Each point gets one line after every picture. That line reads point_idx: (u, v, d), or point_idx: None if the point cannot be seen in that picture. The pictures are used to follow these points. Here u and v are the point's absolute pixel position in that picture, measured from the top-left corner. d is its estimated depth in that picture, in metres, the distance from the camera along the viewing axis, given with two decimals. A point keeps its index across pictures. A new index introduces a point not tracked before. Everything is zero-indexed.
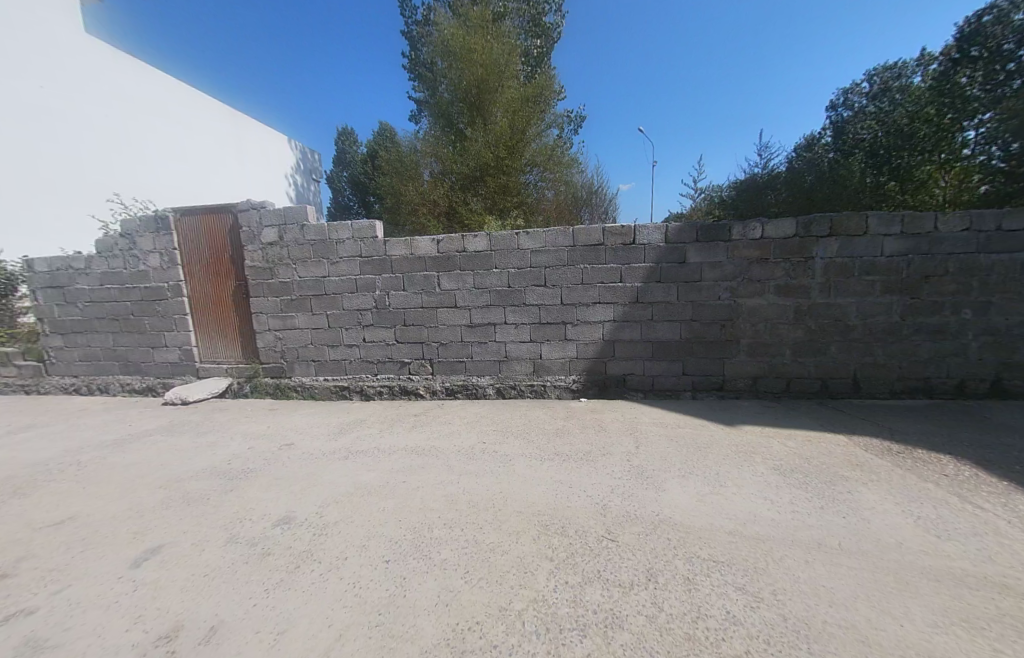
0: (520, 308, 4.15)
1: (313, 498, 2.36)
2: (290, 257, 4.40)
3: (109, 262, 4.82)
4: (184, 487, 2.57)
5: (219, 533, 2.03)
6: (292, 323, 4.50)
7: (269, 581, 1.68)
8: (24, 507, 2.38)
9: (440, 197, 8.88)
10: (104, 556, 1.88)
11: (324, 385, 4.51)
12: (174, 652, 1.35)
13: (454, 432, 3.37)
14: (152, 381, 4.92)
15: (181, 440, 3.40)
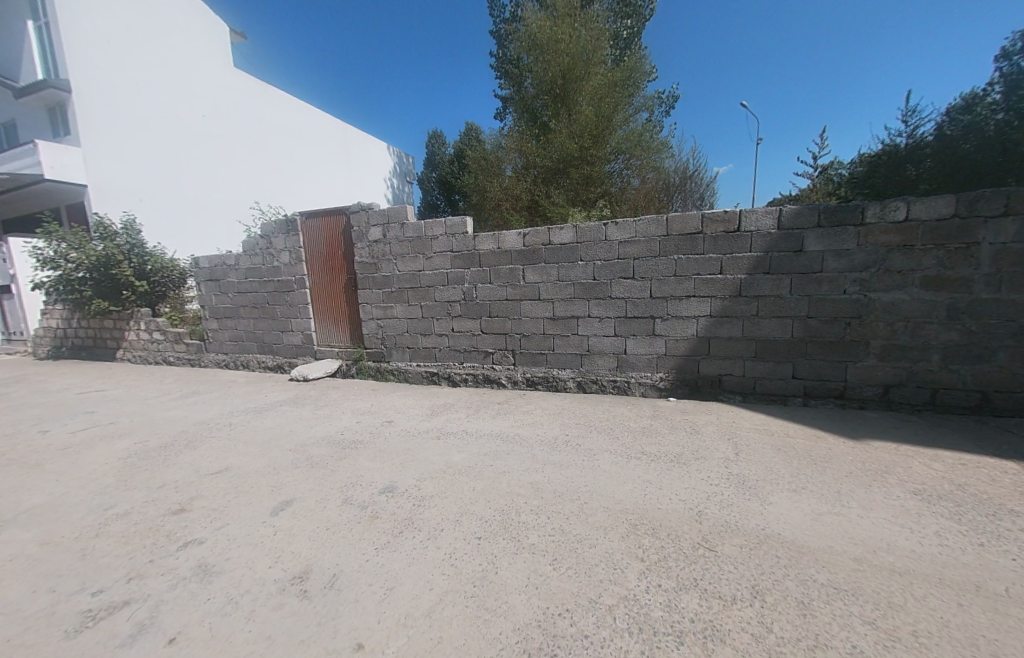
0: (605, 301, 4.02)
1: (411, 471, 2.60)
2: (391, 252, 4.84)
3: (252, 260, 5.81)
4: (309, 451, 3.02)
5: (336, 495, 2.35)
6: (392, 313, 4.95)
7: (379, 541, 1.89)
8: (199, 456, 3.02)
9: (523, 191, 8.99)
10: (252, 503, 2.30)
11: (417, 371, 4.90)
12: (308, 589, 1.61)
13: (536, 422, 3.42)
14: (281, 360, 5.85)
15: (305, 411, 3.99)
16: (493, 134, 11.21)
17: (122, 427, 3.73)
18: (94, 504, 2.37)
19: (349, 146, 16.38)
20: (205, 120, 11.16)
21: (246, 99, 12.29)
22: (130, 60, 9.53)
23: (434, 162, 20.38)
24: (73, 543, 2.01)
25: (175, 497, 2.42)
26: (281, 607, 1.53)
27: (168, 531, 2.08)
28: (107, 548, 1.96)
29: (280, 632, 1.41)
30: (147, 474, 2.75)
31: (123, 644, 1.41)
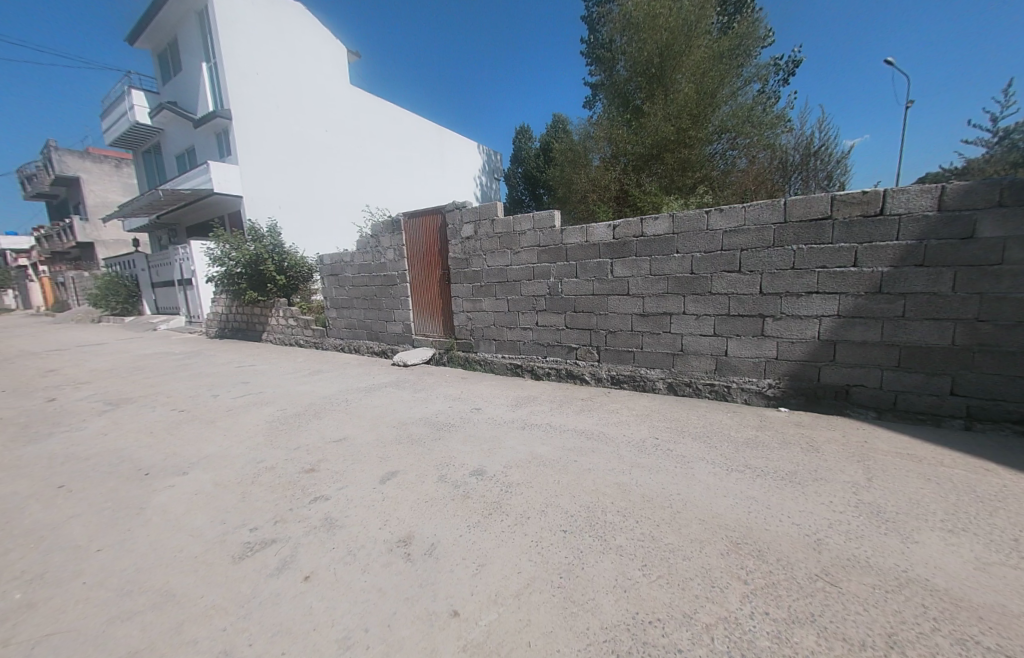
0: (703, 297, 3.70)
1: (499, 458, 2.71)
2: (481, 248, 5.05)
3: (363, 257, 6.54)
4: (409, 430, 3.32)
5: (433, 472, 2.56)
6: (480, 306, 5.18)
7: (471, 519, 2.02)
8: (322, 426, 3.52)
9: (612, 181, 8.57)
10: (365, 471, 2.63)
11: (503, 363, 5.06)
12: (411, 553, 1.79)
13: (623, 421, 3.30)
14: (385, 346, 6.52)
15: (405, 393, 4.40)
16: (581, 124, 11.09)
17: (267, 396, 4.51)
18: (249, 457, 2.93)
19: (444, 147, 17.39)
20: (327, 135, 12.81)
21: (360, 112, 13.77)
22: (274, 89, 11.38)
23: (520, 158, 20.64)
24: (236, 487, 2.51)
25: (306, 458, 2.86)
26: (391, 564, 1.73)
27: (301, 486, 2.48)
28: (259, 494, 2.41)
29: (388, 586, 1.60)
30: (285, 437, 3.29)
31: (273, 573, 1.73)
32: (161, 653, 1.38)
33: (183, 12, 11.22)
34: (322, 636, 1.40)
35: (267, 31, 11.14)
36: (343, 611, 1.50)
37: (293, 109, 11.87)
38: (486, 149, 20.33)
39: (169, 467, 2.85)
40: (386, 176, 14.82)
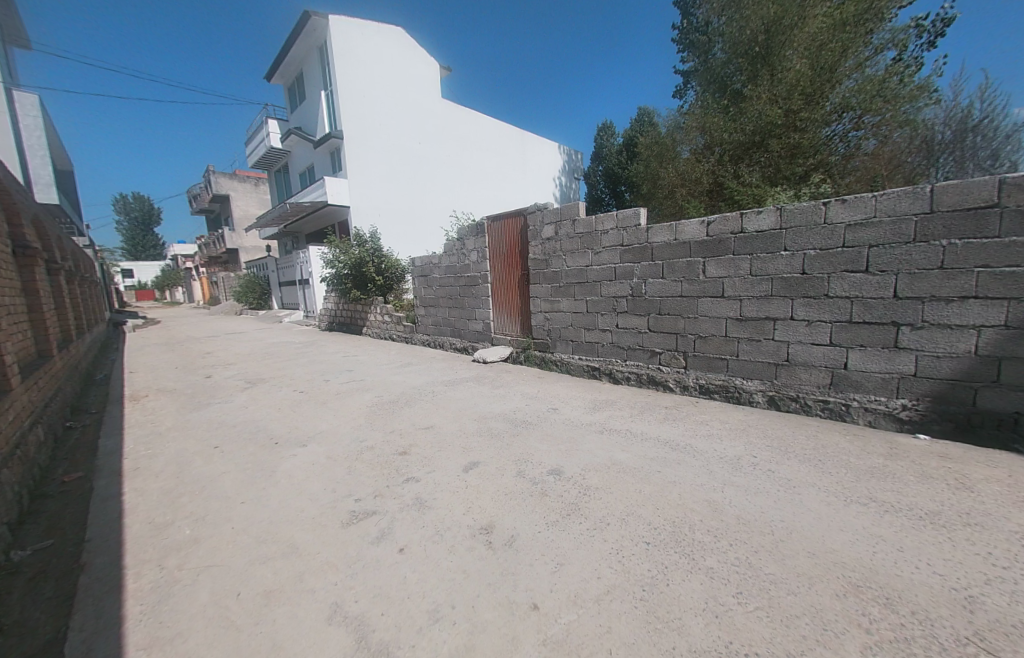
0: (817, 301, 3.25)
1: (577, 459, 2.69)
2: (561, 248, 5.04)
3: (449, 259, 6.95)
4: (489, 423, 3.46)
5: (512, 466, 2.63)
6: (559, 307, 5.17)
7: (550, 518, 2.04)
8: (412, 413, 3.83)
9: (704, 173, 8.07)
10: (449, 459, 2.79)
11: (579, 364, 4.99)
12: (493, 542, 1.87)
13: (713, 435, 3.04)
14: (466, 343, 6.83)
15: (485, 389, 4.57)
16: (670, 115, 10.50)
17: (366, 384, 5.04)
18: (352, 437, 3.30)
19: (526, 149, 17.64)
20: (421, 146, 13.81)
21: (450, 121, 14.58)
22: (376, 108, 12.63)
23: (601, 155, 20.15)
24: (342, 462, 2.85)
25: (399, 442, 3.14)
26: (474, 550, 1.82)
27: (395, 467, 2.73)
28: (360, 470, 2.71)
29: (472, 569, 1.69)
30: (381, 421, 3.65)
31: (373, 542, 1.93)
32: (288, 595, 1.63)
33: (308, 49, 12.99)
34: (414, 605, 1.53)
35: (372, 56, 12.39)
36: (432, 585, 1.62)
37: (393, 125, 13.04)
38: (568, 148, 20.23)
39: (291, 439, 3.33)
40: (473, 182, 15.52)
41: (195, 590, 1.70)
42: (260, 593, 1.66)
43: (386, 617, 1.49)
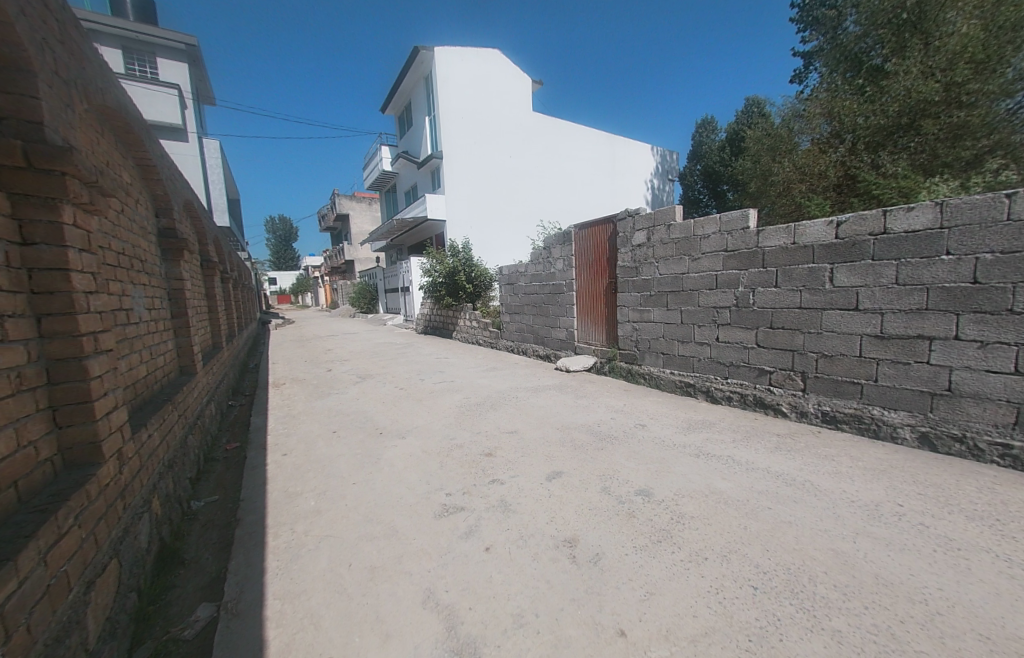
0: (995, 317, 2.60)
1: (668, 482, 2.51)
2: (654, 255, 4.78)
3: (535, 267, 7.05)
4: (572, 434, 3.41)
5: (598, 481, 2.55)
6: (649, 317, 4.90)
7: (638, 541, 1.93)
8: (497, 417, 3.94)
9: (831, 166, 6.90)
10: (533, 466, 2.81)
11: (670, 379, 4.65)
12: (577, 557, 1.83)
13: (839, 472, 2.59)
14: (549, 350, 6.84)
15: (568, 398, 4.52)
16: (785, 103, 9.36)
17: (456, 385, 5.34)
18: (442, 434, 3.51)
19: (616, 154, 17.20)
20: (512, 159, 14.34)
21: (541, 132, 14.88)
22: (473, 127, 13.48)
23: (699, 153, 18.75)
24: (434, 457, 3.05)
25: (485, 443, 3.26)
26: (558, 561, 1.80)
27: (481, 467, 2.83)
28: (450, 466, 2.87)
29: (556, 580, 1.68)
30: (468, 421, 3.83)
31: (462, 537, 2.03)
32: (388, 574, 1.79)
33: (416, 81, 14.37)
34: (500, 605, 1.57)
35: (471, 79, 13.26)
36: (517, 589, 1.64)
37: (487, 141, 13.77)
38: (662, 149, 19.25)
39: (391, 431, 3.67)
40: (561, 190, 15.61)
41: (315, 555, 1.96)
42: (366, 568, 1.85)
43: (473, 612, 1.55)
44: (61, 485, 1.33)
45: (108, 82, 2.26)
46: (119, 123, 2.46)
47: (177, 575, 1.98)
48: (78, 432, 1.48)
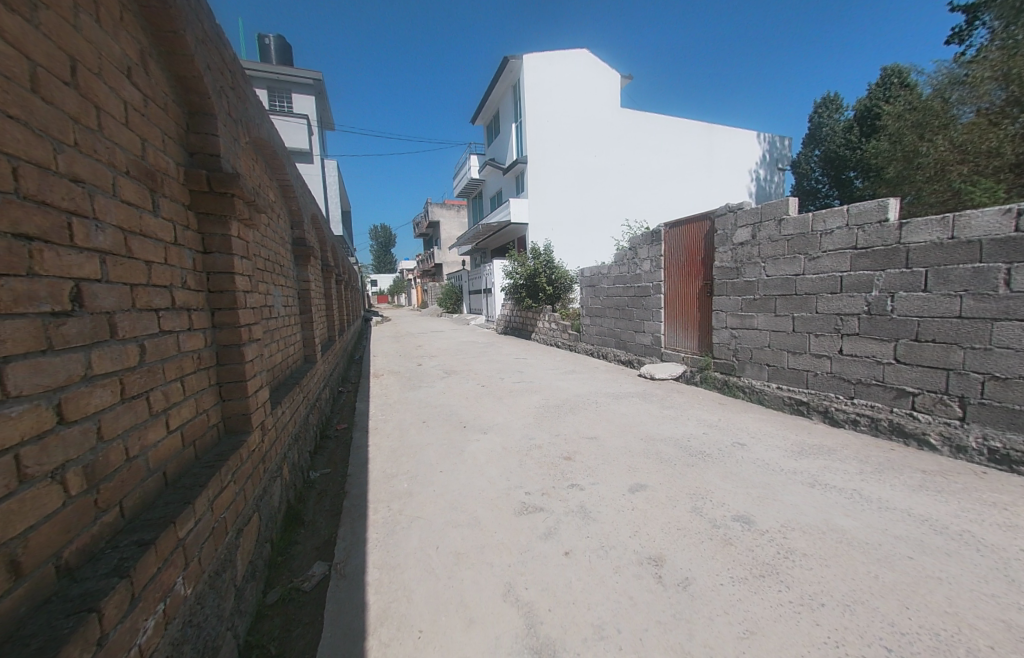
0: None
1: (774, 511, 2.22)
2: (760, 254, 4.29)
3: (619, 269, 6.81)
4: (658, 446, 3.20)
5: (687, 499, 2.36)
6: (752, 323, 4.41)
7: (736, 571, 1.74)
8: (577, 421, 3.89)
9: (1005, 141, 5.52)
10: (614, 475, 2.71)
11: (777, 395, 4.11)
12: (663, 577, 1.72)
13: (1013, 525, 2.05)
14: (632, 355, 6.55)
15: (654, 407, 4.27)
16: (938, 69, 7.71)
17: (535, 386, 5.40)
18: (522, 433, 3.57)
19: (714, 145, 15.84)
20: (597, 159, 14.03)
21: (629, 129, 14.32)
22: (559, 129, 13.48)
23: (817, 137, 16.36)
24: (514, 454, 3.11)
25: (564, 446, 3.24)
26: (641, 579, 1.71)
27: (561, 470, 2.81)
28: (529, 466, 2.90)
29: (640, 599, 1.59)
30: (548, 423, 3.83)
31: (541, 538, 2.03)
32: (471, 563, 1.87)
33: (504, 90, 14.80)
34: (580, 613, 1.54)
35: (559, 82, 13.28)
36: (598, 600, 1.60)
37: (572, 143, 13.67)
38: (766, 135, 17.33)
39: (474, 426, 3.84)
40: (649, 189, 14.86)
41: (407, 534, 2.13)
42: (451, 553, 1.96)
43: (553, 614, 1.55)
44: (222, 447, 1.64)
45: (262, 119, 2.73)
46: (267, 152, 2.96)
47: (298, 534, 2.31)
48: (235, 405, 1.80)
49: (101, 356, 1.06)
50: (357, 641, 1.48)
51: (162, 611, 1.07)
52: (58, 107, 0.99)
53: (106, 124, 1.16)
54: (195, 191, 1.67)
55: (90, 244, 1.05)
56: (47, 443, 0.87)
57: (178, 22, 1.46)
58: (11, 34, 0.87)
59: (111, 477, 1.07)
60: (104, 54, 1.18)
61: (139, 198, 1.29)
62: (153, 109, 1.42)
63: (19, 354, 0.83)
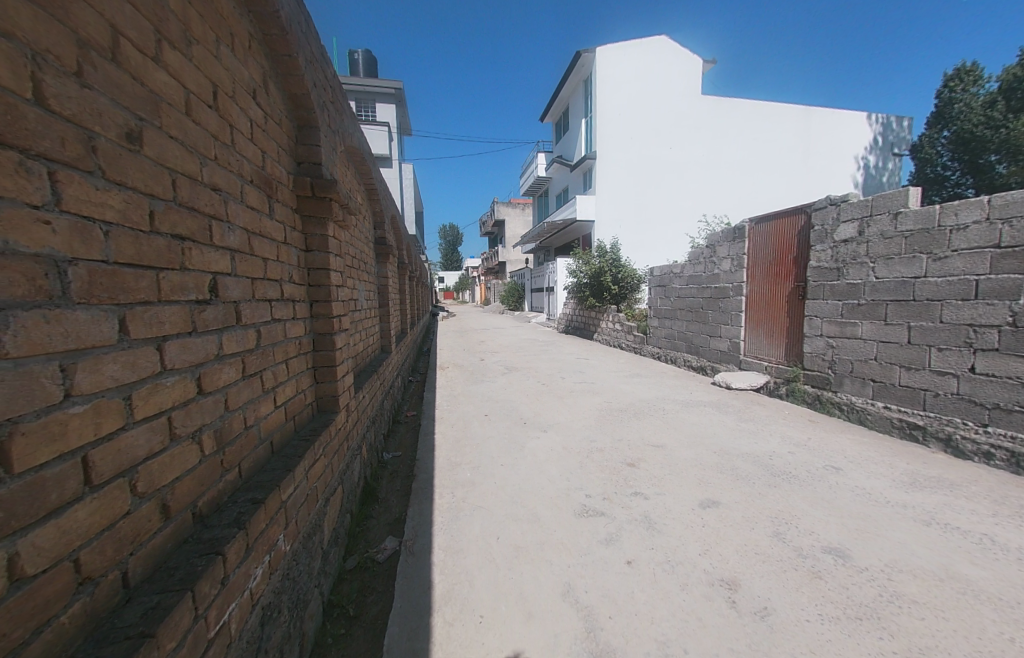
0: None
1: (875, 547, 1.94)
2: (868, 253, 3.75)
3: (694, 268, 6.38)
4: (733, 461, 2.96)
5: (767, 522, 2.15)
6: (853, 332, 3.88)
7: (825, 609, 1.56)
8: (642, 426, 3.73)
9: None
10: (682, 487, 2.56)
11: (884, 415, 3.57)
12: (737, 603, 1.59)
13: None
14: (705, 362, 6.12)
15: (729, 419, 3.95)
16: None
17: (597, 387, 5.28)
18: (583, 435, 3.51)
19: (810, 132, 14.17)
20: (672, 153, 13.28)
21: (710, 119, 13.36)
22: (631, 123, 12.96)
23: (945, 115, 13.75)
24: (575, 455, 3.07)
25: (627, 452, 3.13)
26: (712, 601, 1.60)
27: (624, 477, 2.72)
28: (591, 469, 2.84)
29: (710, 622, 1.49)
30: (610, 427, 3.72)
31: (602, 543, 1.99)
32: (531, 558, 1.89)
33: (575, 86, 14.54)
34: (643, 626, 1.49)
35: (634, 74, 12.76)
36: (662, 615, 1.53)
37: (646, 136, 13.06)
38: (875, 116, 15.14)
39: (535, 423, 3.86)
40: (729, 183, 13.75)
41: (470, 521, 2.21)
42: (511, 546, 1.99)
43: (613, 622, 1.51)
44: (316, 423, 1.84)
45: (354, 128, 2.99)
46: (357, 159, 3.22)
47: (373, 510, 2.51)
48: (326, 387, 2.00)
49: (229, 339, 1.24)
50: (423, 616, 1.57)
51: (267, 563, 1.23)
52: (204, 128, 1.17)
53: (237, 140, 1.35)
54: (301, 196, 1.88)
55: (224, 243, 1.24)
56: (189, 409, 1.04)
57: (292, 45, 1.65)
58: (172, 68, 1.04)
59: (234, 441, 1.25)
60: (236, 79, 1.37)
61: (260, 202, 1.49)
62: (271, 125, 1.63)
63: (174, 334, 1.00)
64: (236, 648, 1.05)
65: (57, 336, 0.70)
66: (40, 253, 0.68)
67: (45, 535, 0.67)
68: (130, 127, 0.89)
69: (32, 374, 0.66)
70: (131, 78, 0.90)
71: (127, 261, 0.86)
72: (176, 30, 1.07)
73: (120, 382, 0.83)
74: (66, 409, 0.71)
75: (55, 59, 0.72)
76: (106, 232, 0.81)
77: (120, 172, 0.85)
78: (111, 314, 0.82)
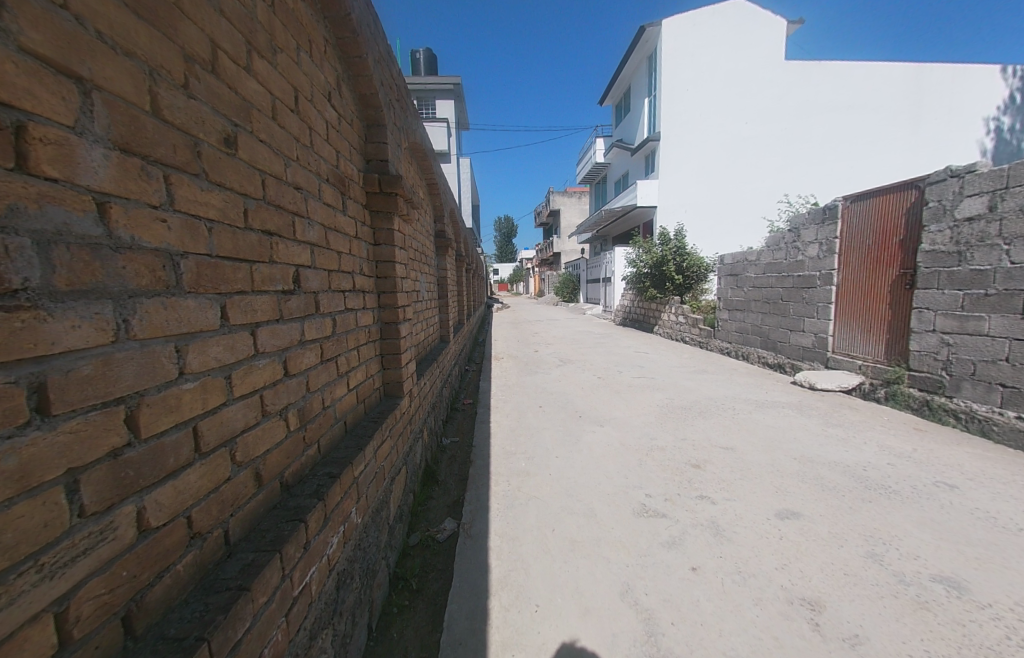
0: None
1: (1001, 581, 1.64)
2: (1001, 233, 3.14)
3: (773, 255, 5.78)
4: (818, 470, 2.66)
5: (860, 541, 1.91)
6: (977, 327, 3.28)
7: (934, 645, 1.36)
8: (708, 426, 3.49)
9: None
10: (756, 494, 2.35)
11: (1013, 427, 3.00)
12: (820, 626, 1.44)
13: None
14: (783, 359, 5.58)
15: (811, 422, 3.56)
16: None
17: (658, 383, 5.04)
18: (643, 432, 3.37)
19: (922, 94, 12.15)
20: (748, 128, 12.11)
21: (795, 87, 11.98)
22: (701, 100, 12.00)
23: None
24: (635, 453, 2.95)
25: (692, 453, 2.94)
26: (790, 619, 1.47)
27: (688, 478, 2.56)
28: (651, 467, 2.72)
29: (788, 643, 1.37)
30: (672, 424, 3.54)
31: (665, 545, 1.90)
32: (588, 553, 1.86)
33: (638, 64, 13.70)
34: (709, 637, 1.41)
35: (705, 44, 11.75)
36: (732, 629, 1.43)
37: (718, 112, 12.03)
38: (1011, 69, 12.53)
39: (591, 417, 3.78)
40: (816, 159, 12.28)
41: (526, 511, 2.23)
42: (568, 539, 1.98)
43: (676, 629, 1.45)
44: (383, 407, 1.95)
45: (418, 125, 3.07)
46: (420, 156, 3.33)
47: (434, 492, 2.63)
48: (392, 374, 2.11)
49: (310, 326, 1.34)
50: (480, 598, 1.62)
51: (342, 533, 1.33)
52: (288, 131, 1.27)
53: (316, 141, 1.44)
54: (370, 192, 1.98)
55: (306, 238, 1.34)
56: (278, 388, 1.15)
57: (362, 47, 1.73)
58: (260, 76, 1.13)
59: (314, 419, 1.36)
60: (315, 84, 1.46)
61: (335, 200, 1.59)
62: (344, 125, 1.72)
63: (265, 321, 1.10)
64: (316, 607, 1.16)
65: (173, 321, 0.80)
66: (159, 247, 0.78)
67: (165, 492, 0.77)
68: (227, 132, 0.98)
69: (155, 354, 0.76)
70: (226, 87, 0.99)
71: (226, 254, 0.96)
72: (264, 41, 1.16)
73: (223, 362, 0.94)
74: (181, 384, 0.82)
75: (166, 73, 0.81)
76: (210, 229, 0.91)
77: (220, 174, 0.95)
78: (214, 303, 0.92)
